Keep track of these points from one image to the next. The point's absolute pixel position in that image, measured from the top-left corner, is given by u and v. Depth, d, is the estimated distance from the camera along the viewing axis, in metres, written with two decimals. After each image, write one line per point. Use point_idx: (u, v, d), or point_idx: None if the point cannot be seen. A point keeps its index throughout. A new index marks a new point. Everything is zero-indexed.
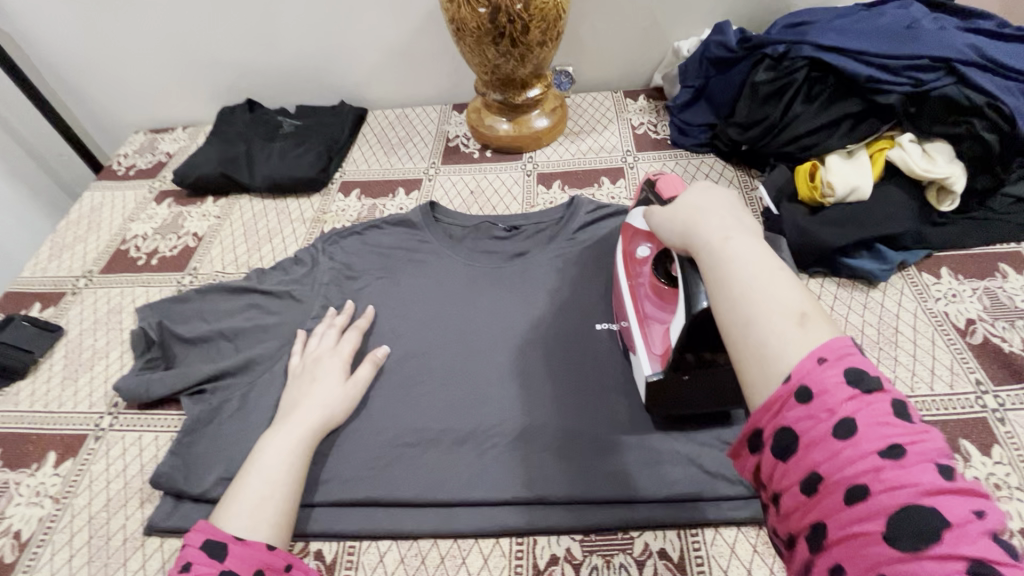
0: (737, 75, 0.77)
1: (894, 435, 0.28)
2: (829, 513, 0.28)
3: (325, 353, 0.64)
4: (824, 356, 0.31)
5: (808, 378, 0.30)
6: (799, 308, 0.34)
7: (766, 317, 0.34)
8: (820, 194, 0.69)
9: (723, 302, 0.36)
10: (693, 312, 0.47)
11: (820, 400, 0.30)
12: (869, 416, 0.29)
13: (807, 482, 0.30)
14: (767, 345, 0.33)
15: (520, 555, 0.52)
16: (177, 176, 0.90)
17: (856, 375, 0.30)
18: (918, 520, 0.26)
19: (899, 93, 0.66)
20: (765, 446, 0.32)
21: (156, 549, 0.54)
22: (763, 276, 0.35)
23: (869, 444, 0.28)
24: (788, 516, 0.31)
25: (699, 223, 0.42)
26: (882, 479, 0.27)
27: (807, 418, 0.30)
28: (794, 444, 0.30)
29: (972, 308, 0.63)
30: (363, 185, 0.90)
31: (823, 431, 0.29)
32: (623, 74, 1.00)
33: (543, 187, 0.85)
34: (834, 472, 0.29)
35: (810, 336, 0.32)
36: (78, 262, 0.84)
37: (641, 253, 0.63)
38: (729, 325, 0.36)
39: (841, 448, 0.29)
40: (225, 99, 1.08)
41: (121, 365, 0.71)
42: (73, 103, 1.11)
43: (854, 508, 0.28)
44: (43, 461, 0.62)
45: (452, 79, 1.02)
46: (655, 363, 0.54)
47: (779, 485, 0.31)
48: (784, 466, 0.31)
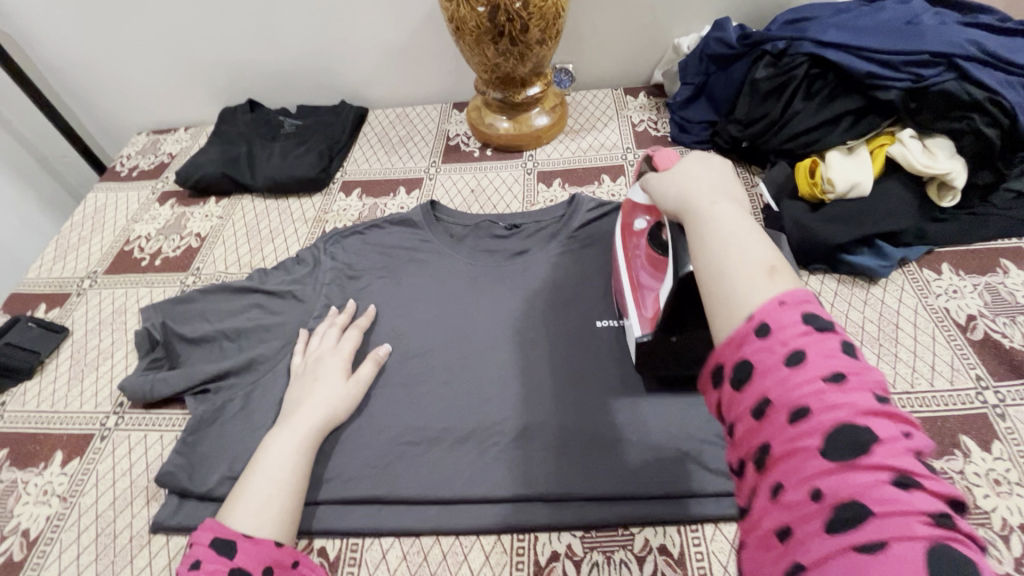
0: (739, 71, 0.77)
1: (841, 363, 0.29)
2: (773, 434, 0.29)
3: (327, 352, 0.64)
4: (786, 299, 0.32)
5: (768, 316, 0.31)
6: (770, 264, 0.34)
7: (736, 268, 0.34)
8: (821, 190, 0.69)
9: (700, 255, 0.37)
10: (678, 275, 0.47)
11: (775, 332, 0.31)
12: (820, 346, 0.30)
13: (756, 408, 0.30)
14: (733, 292, 0.33)
15: (522, 552, 0.52)
16: (180, 176, 0.91)
17: (811, 313, 0.31)
18: (855, 437, 0.27)
19: (900, 89, 0.66)
20: (722, 378, 0.33)
21: (162, 546, 0.55)
22: (739, 234, 0.36)
23: (817, 369, 0.29)
24: (739, 444, 0.32)
25: (689, 188, 0.42)
26: (826, 401, 0.28)
27: (761, 347, 0.31)
28: (748, 371, 0.31)
29: (973, 304, 0.63)
30: (364, 184, 0.90)
31: (775, 359, 0.30)
32: (623, 71, 1.00)
33: (544, 185, 0.85)
34: (781, 396, 0.29)
35: (778, 287, 0.33)
36: (82, 264, 0.85)
37: (639, 225, 0.63)
38: (702, 275, 0.36)
39: (789, 373, 0.29)
40: (226, 100, 1.08)
41: (126, 365, 0.71)
42: (76, 106, 1.12)
43: (796, 428, 0.28)
44: (50, 460, 0.63)
45: (452, 78, 1.02)
46: (645, 327, 0.56)
47: (731, 414, 0.32)
48: (737, 395, 0.31)
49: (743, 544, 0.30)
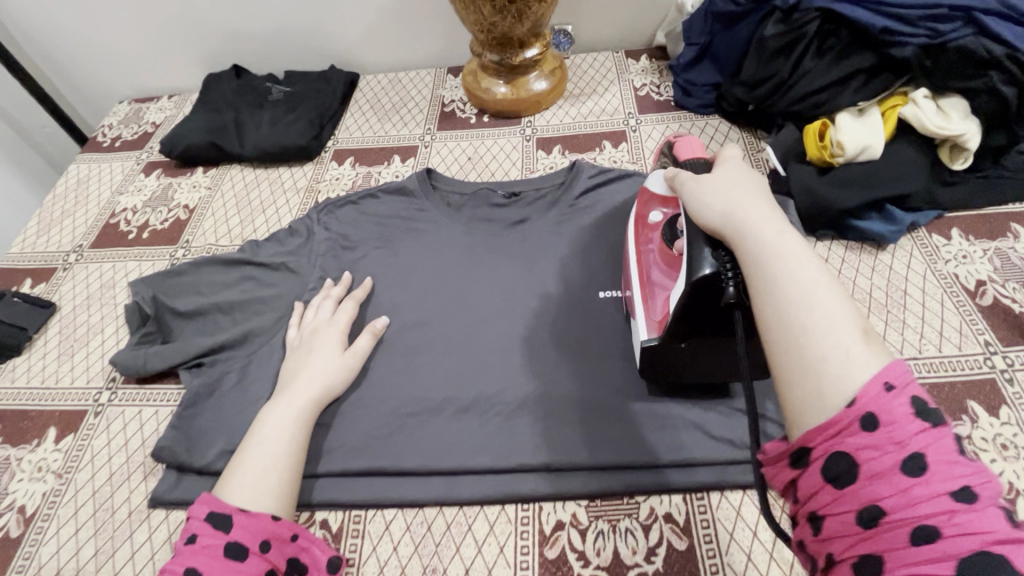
0: (744, 32, 0.75)
1: (961, 475, 0.29)
2: (887, 546, 0.28)
3: (323, 324, 0.63)
4: (892, 384, 0.31)
5: (876, 407, 0.30)
6: (858, 323, 0.34)
7: (825, 329, 0.34)
8: (830, 153, 0.67)
9: (775, 307, 0.36)
10: (692, 278, 0.43)
11: (889, 433, 0.30)
12: (939, 453, 0.29)
13: (865, 512, 0.29)
14: (828, 359, 0.33)
15: (526, 521, 0.52)
16: (164, 146, 0.88)
17: (922, 407, 0.30)
18: (988, 564, 0.26)
19: (915, 45, 0.62)
20: (817, 468, 0.32)
21: (162, 521, 0.54)
22: (822, 288, 0.35)
23: (939, 481, 0.28)
24: (832, 539, 0.31)
25: (747, 212, 0.40)
26: (954, 521, 0.27)
27: (873, 447, 0.30)
28: (856, 471, 0.30)
29: (983, 270, 0.62)
30: (357, 152, 0.87)
31: (891, 464, 0.29)
32: (624, 33, 0.96)
33: (543, 152, 0.83)
34: (898, 508, 0.28)
35: (874, 355, 0.32)
36: (67, 237, 0.82)
37: (653, 218, 0.61)
38: (779, 331, 0.35)
39: (907, 482, 0.29)
40: (210, 65, 1.03)
41: (117, 340, 0.69)
42: (53, 73, 1.07)
43: (918, 547, 0.28)
44: (43, 437, 0.62)
45: (446, 40, 0.98)
46: (652, 329, 0.53)
47: (828, 510, 0.31)
48: (839, 493, 0.30)
49: None
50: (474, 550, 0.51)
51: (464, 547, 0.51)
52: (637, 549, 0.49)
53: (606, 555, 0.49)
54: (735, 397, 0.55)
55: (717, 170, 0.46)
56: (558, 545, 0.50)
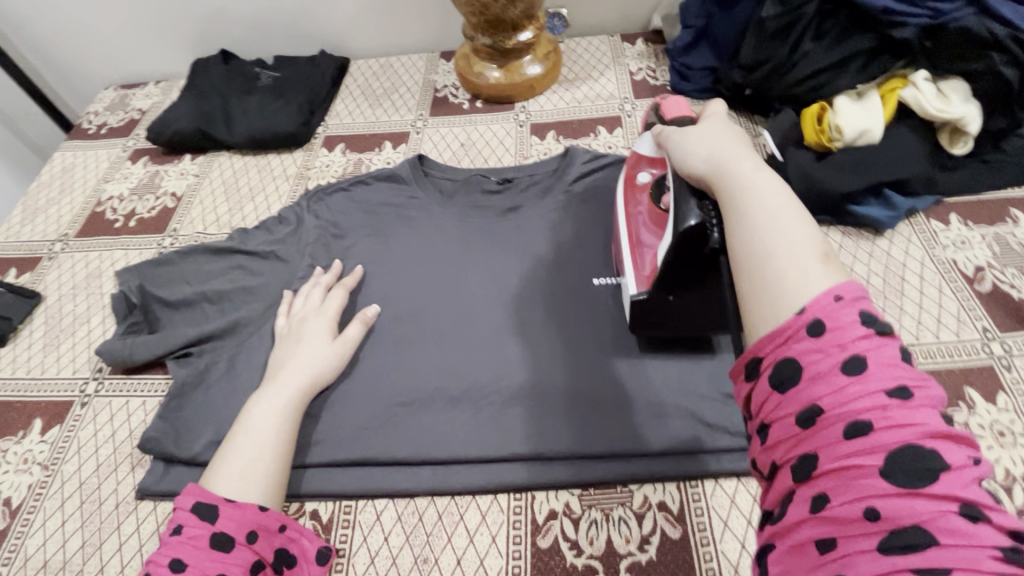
0: (742, 14, 0.73)
1: (902, 376, 0.28)
2: (822, 444, 0.27)
3: (312, 313, 0.62)
4: (842, 295, 0.30)
5: (823, 313, 0.29)
6: (819, 246, 0.33)
7: (784, 251, 0.33)
8: (827, 138, 0.66)
9: (741, 233, 0.35)
10: (679, 231, 0.44)
11: (833, 335, 0.29)
12: (880, 356, 0.28)
13: (804, 414, 0.28)
14: (786, 279, 0.32)
15: (518, 511, 0.52)
16: (151, 133, 0.86)
17: (868, 314, 0.29)
18: (921, 460, 0.26)
19: (916, 26, 0.61)
20: (762, 375, 0.31)
21: (150, 513, 0.54)
22: (783, 213, 0.34)
23: (880, 382, 0.27)
24: (773, 447, 0.30)
25: (723, 154, 0.40)
26: (889, 417, 0.26)
27: (817, 351, 0.29)
28: (798, 374, 0.29)
29: (981, 256, 0.61)
30: (347, 139, 0.86)
31: (831, 364, 0.28)
32: (620, 16, 0.94)
33: (537, 138, 0.81)
34: (838, 406, 0.27)
35: (832, 276, 0.31)
36: (52, 226, 0.81)
37: (642, 180, 0.61)
38: (742, 255, 0.34)
39: (847, 382, 0.28)
40: (198, 51, 1.01)
41: (103, 331, 0.68)
42: (36, 58, 1.04)
43: (853, 442, 0.27)
44: (29, 429, 0.61)
45: (438, 25, 0.96)
46: (641, 284, 0.54)
47: (770, 416, 0.30)
48: (780, 397, 0.29)
49: (771, 547, 0.29)
50: (466, 540, 0.50)
51: (455, 537, 0.50)
52: (630, 538, 0.49)
53: (599, 545, 0.49)
54: (731, 385, 0.54)
55: (704, 120, 0.45)
56: (550, 535, 0.50)
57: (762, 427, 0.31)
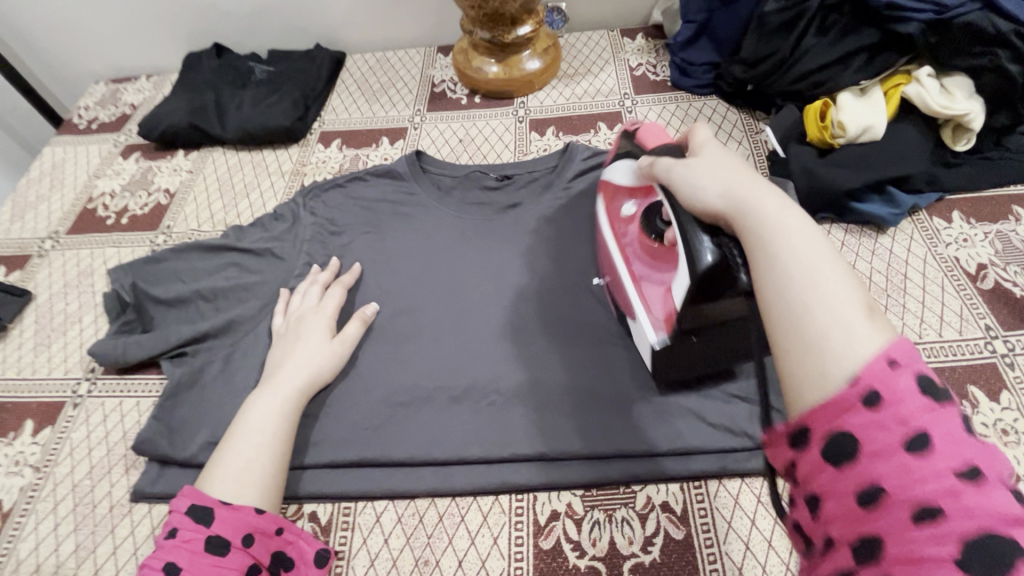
0: (744, 9, 0.73)
1: (969, 454, 0.27)
2: (887, 526, 0.27)
3: (310, 311, 0.61)
4: (895, 360, 0.29)
5: (878, 382, 0.29)
6: (863, 299, 0.33)
7: (828, 309, 0.32)
8: (830, 134, 0.65)
9: (775, 286, 0.34)
10: (697, 268, 0.42)
11: (892, 408, 0.28)
12: (945, 434, 0.28)
13: (864, 493, 0.28)
14: (832, 341, 0.31)
15: (520, 512, 0.51)
16: (142, 128, 0.85)
17: (928, 384, 0.29)
18: (997, 550, 0.24)
19: (920, 21, 0.60)
20: (815, 447, 0.30)
21: (145, 516, 0.53)
22: (824, 265, 0.34)
23: (946, 461, 0.27)
24: (831, 524, 0.29)
25: (740, 189, 0.39)
26: (959, 501, 0.26)
27: (875, 425, 0.28)
28: (855, 449, 0.29)
29: (983, 253, 0.61)
30: (344, 134, 0.85)
31: (893, 441, 0.28)
32: (620, 11, 0.93)
33: (536, 134, 0.80)
34: (901, 486, 0.27)
35: (877, 335, 0.31)
36: (43, 222, 0.79)
37: (627, 211, 0.59)
38: (778, 311, 0.33)
39: (911, 461, 0.27)
40: (191, 45, 1.00)
41: (96, 330, 0.67)
42: (24, 52, 1.02)
43: (921, 526, 0.26)
44: (20, 430, 0.60)
45: (435, 18, 0.94)
46: (658, 329, 0.51)
47: (825, 490, 0.30)
48: (837, 472, 0.29)
49: None
50: (467, 542, 0.50)
51: (456, 539, 0.50)
52: (633, 538, 0.48)
53: (603, 546, 0.48)
54: (734, 384, 0.54)
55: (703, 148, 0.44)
56: (553, 536, 0.49)
57: (817, 501, 0.30)
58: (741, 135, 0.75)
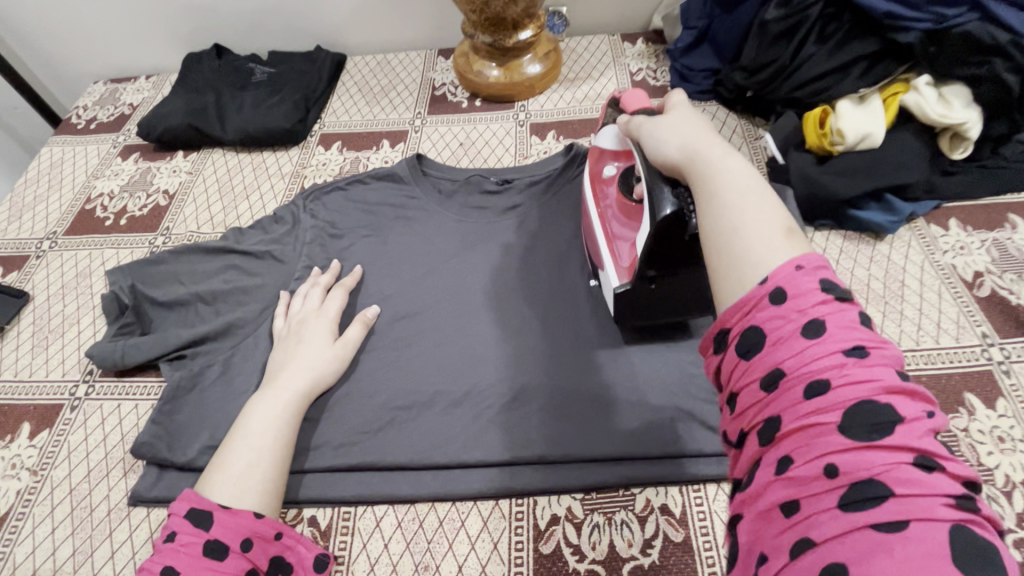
0: (746, 13, 0.73)
1: (861, 337, 0.28)
2: (784, 407, 0.27)
3: (310, 314, 0.61)
4: (803, 265, 0.30)
5: (785, 282, 0.30)
6: (784, 222, 0.34)
7: (748, 226, 0.33)
8: (829, 141, 0.66)
9: (711, 213, 0.35)
10: (655, 219, 0.44)
11: (793, 300, 0.29)
12: (839, 319, 0.28)
13: (767, 379, 0.28)
14: (750, 252, 0.32)
15: (520, 516, 0.51)
16: (142, 128, 0.84)
17: (828, 280, 0.30)
18: (878, 415, 0.25)
19: (920, 31, 0.60)
20: (728, 345, 0.31)
21: (143, 519, 0.52)
22: (750, 194, 0.35)
23: (839, 343, 0.27)
24: (741, 415, 0.30)
25: (693, 139, 0.40)
26: (847, 374, 0.27)
27: (777, 316, 0.29)
28: (760, 340, 0.29)
29: (980, 261, 0.61)
30: (344, 137, 0.85)
31: (792, 328, 0.28)
32: (621, 15, 0.93)
33: (537, 137, 0.81)
34: (797, 367, 0.27)
35: (796, 250, 0.32)
36: (41, 223, 0.79)
37: (608, 172, 0.60)
38: (710, 232, 0.35)
39: (807, 345, 0.28)
40: (191, 46, 0.99)
41: (94, 332, 0.67)
42: (23, 51, 1.02)
43: (814, 403, 0.27)
44: (17, 432, 0.59)
45: (437, 21, 0.94)
46: (623, 276, 0.53)
47: (738, 384, 0.30)
48: (745, 364, 0.29)
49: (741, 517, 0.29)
50: (467, 547, 0.50)
51: (457, 543, 0.50)
52: (633, 543, 0.49)
53: (602, 550, 0.48)
54: None
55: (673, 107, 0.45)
56: (553, 540, 0.49)
57: (730, 397, 0.31)
58: (740, 141, 0.76)
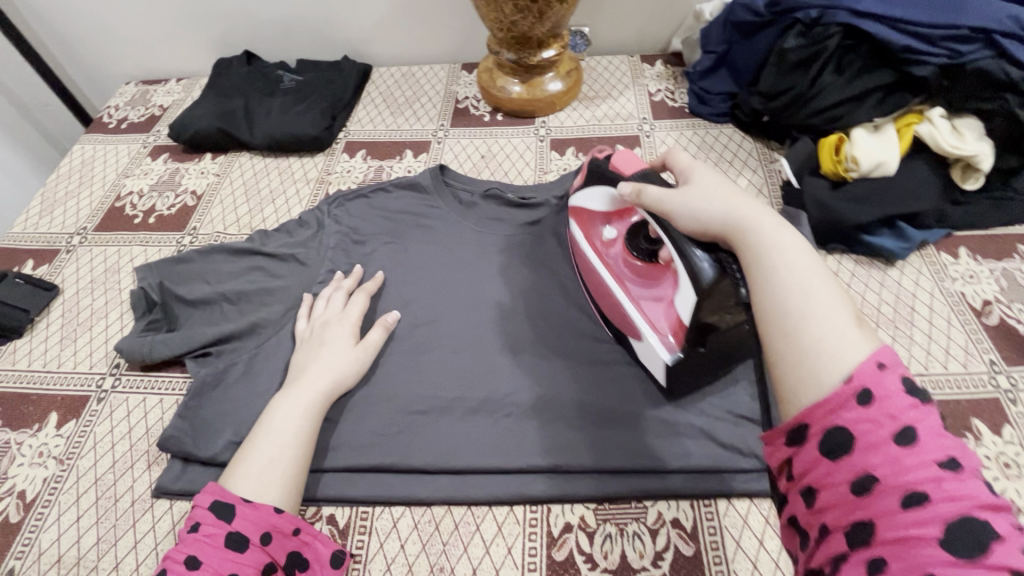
0: (764, 41, 0.74)
1: (952, 449, 0.31)
2: (878, 511, 0.31)
3: (333, 317, 0.62)
4: (883, 364, 0.34)
5: (870, 383, 0.34)
6: (850, 308, 0.38)
7: (821, 316, 0.37)
8: (844, 168, 0.67)
9: (777, 298, 0.38)
10: (701, 286, 0.46)
11: (881, 406, 0.33)
12: (929, 428, 0.32)
13: (858, 481, 0.32)
14: (825, 340, 0.36)
15: (534, 523, 0.52)
16: (173, 131, 0.87)
17: (914, 387, 0.34)
18: (980, 534, 0.29)
19: (935, 65, 0.63)
20: (812, 441, 0.35)
21: (166, 512, 0.54)
22: (812, 277, 0.39)
23: (930, 453, 0.31)
24: (827, 510, 0.34)
25: (737, 212, 0.43)
26: (941, 487, 0.30)
27: (867, 420, 0.33)
28: (849, 443, 0.33)
29: (988, 290, 0.63)
30: (369, 145, 0.87)
31: (884, 435, 0.32)
32: (640, 38, 0.96)
33: (557, 153, 0.83)
34: (889, 473, 0.31)
35: (865, 338, 0.36)
36: (71, 218, 0.81)
37: (608, 235, 0.62)
38: (779, 317, 0.38)
39: (900, 453, 0.32)
40: (221, 51, 1.02)
41: (121, 326, 0.69)
42: (60, 53, 1.06)
43: (907, 510, 0.30)
44: (44, 422, 0.61)
45: (462, 36, 0.97)
46: (670, 346, 0.53)
47: (823, 482, 0.34)
48: (833, 464, 0.33)
49: None
50: (482, 551, 0.51)
51: (472, 547, 0.51)
52: (644, 553, 0.50)
53: (614, 558, 0.50)
54: (744, 406, 0.55)
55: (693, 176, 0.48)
56: (565, 548, 0.50)
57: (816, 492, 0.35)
58: (756, 164, 0.78)
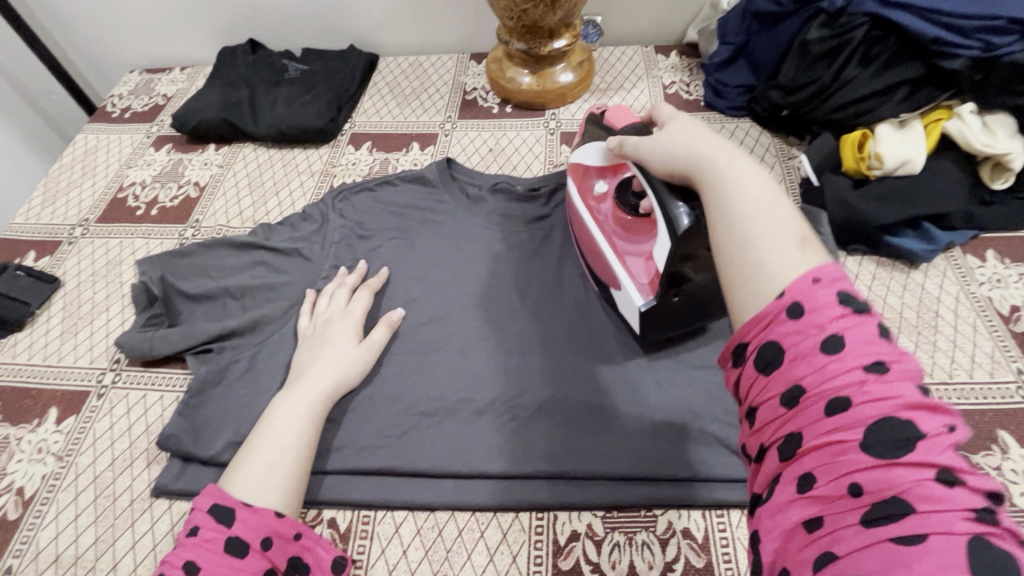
0: (786, 33, 0.71)
1: (881, 353, 0.29)
2: (806, 424, 0.29)
3: (336, 315, 0.61)
4: (820, 278, 0.31)
5: (802, 296, 0.30)
6: (797, 231, 0.34)
7: (765, 237, 0.33)
8: (867, 166, 0.65)
9: (723, 223, 0.35)
10: (676, 232, 0.46)
11: (811, 316, 0.30)
12: (858, 332, 0.29)
13: (788, 395, 0.29)
14: (766, 261, 0.32)
15: (540, 531, 0.51)
16: (176, 120, 0.85)
17: (845, 292, 0.30)
18: (901, 433, 0.27)
19: (967, 58, 0.59)
20: (748, 358, 0.32)
21: (164, 512, 0.53)
22: (763, 201, 0.35)
23: (856, 359, 0.28)
24: (761, 430, 0.31)
25: (697, 146, 0.40)
26: (865, 390, 0.28)
27: (796, 332, 0.30)
28: (778, 356, 0.30)
29: (1017, 295, 0.60)
30: (374, 137, 0.85)
31: (811, 344, 0.29)
32: (655, 27, 0.93)
33: (567, 146, 0.80)
34: (817, 385, 0.29)
35: (810, 259, 0.32)
36: (73, 209, 0.80)
37: (599, 189, 0.62)
38: (725, 240, 0.35)
39: (826, 361, 0.29)
40: (225, 39, 1.00)
41: (123, 320, 0.67)
42: (64, 41, 1.04)
43: (832, 419, 0.28)
44: (44, 417, 0.60)
45: (471, 25, 0.94)
46: (646, 293, 0.54)
47: (757, 400, 0.31)
48: (765, 379, 0.31)
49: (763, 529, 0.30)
50: (486, 558, 0.49)
51: (475, 554, 0.50)
52: (653, 564, 0.48)
53: (622, 569, 0.48)
54: None
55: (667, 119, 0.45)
56: (572, 557, 0.49)
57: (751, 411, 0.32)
58: (773, 159, 0.75)
